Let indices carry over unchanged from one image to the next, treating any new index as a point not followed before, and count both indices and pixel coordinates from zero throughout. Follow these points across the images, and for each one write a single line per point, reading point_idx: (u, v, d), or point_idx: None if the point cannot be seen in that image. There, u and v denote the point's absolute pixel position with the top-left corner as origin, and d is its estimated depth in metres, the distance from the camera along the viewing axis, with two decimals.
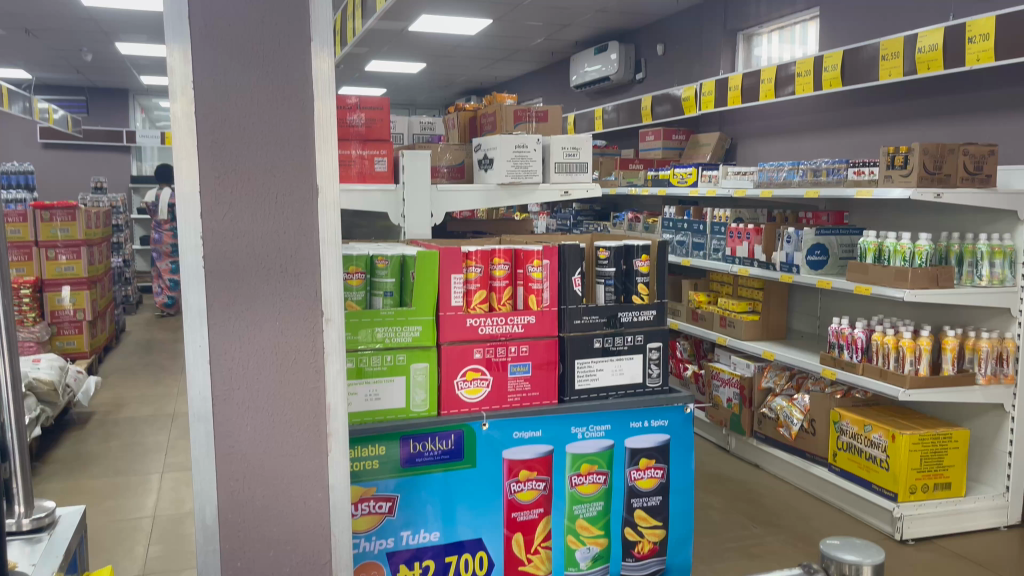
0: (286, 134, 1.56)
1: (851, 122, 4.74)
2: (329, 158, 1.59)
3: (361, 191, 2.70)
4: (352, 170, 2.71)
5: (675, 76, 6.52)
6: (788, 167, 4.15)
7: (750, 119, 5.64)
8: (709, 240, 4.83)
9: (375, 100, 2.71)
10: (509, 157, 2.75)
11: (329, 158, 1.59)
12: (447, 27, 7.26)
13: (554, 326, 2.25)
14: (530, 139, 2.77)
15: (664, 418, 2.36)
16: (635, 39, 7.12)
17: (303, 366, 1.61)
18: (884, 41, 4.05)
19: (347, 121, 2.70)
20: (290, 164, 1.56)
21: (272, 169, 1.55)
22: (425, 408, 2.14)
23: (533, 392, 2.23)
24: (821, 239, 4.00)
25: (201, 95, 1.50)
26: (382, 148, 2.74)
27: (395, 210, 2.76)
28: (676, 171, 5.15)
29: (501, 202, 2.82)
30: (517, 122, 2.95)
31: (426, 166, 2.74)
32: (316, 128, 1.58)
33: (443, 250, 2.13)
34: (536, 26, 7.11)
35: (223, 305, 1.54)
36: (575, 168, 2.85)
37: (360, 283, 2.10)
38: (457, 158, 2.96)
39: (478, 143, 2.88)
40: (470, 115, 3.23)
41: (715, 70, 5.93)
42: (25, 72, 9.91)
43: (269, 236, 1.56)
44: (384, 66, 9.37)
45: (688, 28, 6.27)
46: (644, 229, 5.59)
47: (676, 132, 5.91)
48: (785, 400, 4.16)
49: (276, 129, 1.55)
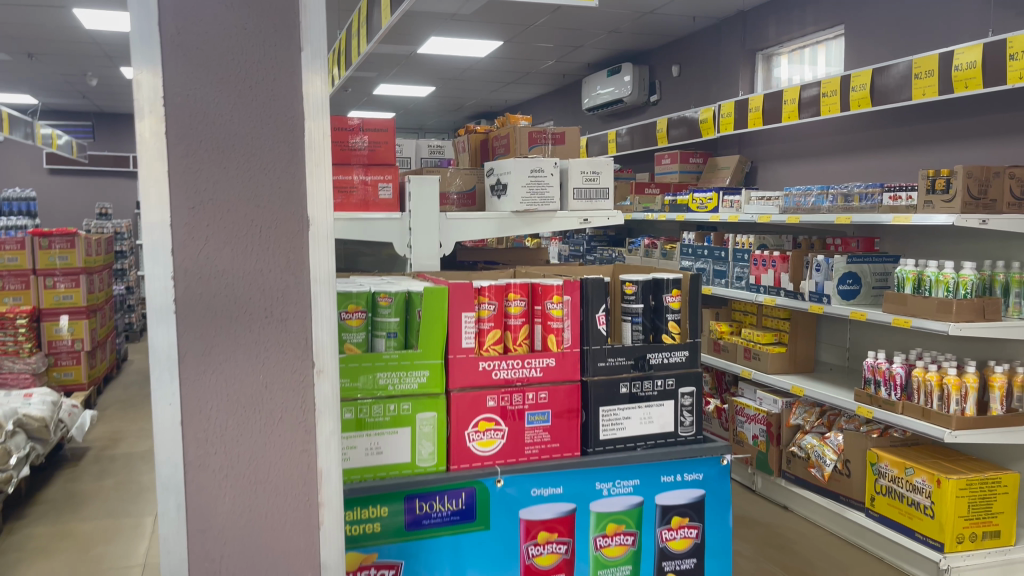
0: (271, 157, 1.35)
1: (879, 144, 4.52)
2: (322, 184, 1.38)
3: (365, 220, 2.49)
4: (354, 197, 2.49)
5: (690, 98, 6.34)
6: (816, 191, 3.92)
7: (770, 141, 5.43)
8: (732, 267, 4.60)
9: (378, 120, 2.46)
10: (525, 183, 2.54)
11: (322, 184, 1.38)
12: (456, 49, 7.12)
13: (576, 369, 2.02)
14: (547, 163, 2.57)
15: (698, 470, 2.12)
16: (648, 60, 6.95)
17: (291, 425, 1.39)
18: (917, 58, 3.83)
19: (349, 144, 2.47)
20: (275, 191, 1.35)
21: (255, 198, 1.34)
22: (432, 463, 1.92)
23: (552, 443, 2.01)
24: (852, 267, 3.77)
25: (172, 110, 1.29)
26: (387, 173, 2.51)
27: (401, 240, 2.54)
28: (695, 196, 4.94)
29: (515, 231, 2.60)
30: (532, 145, 2.75)
31: (433, 192, 2.52)
32: (306, 151, 1.36)
33: (453, 285, 1.92)
34: (547, 47, 6.95)
35: (198, 355, 1.33)
36: (595, 193, 2.64)
37: (360, 322, 1.88)
38: (468, 183, 2.75)
39: (490, 168, 2.67)
40: (481, 138, 3.03)
41: (734, 91, 5.72)
42: (30, 97, 9.82)
43: (251, 275, 1.34)
44: (392, 90, 9.23)
45: (704, 48, 6.09)
46: (661, 256, 5.34)
47: (694, 155, 5.70)
48: (817, 438, 3.90)
49: (259, 152, 1.34)
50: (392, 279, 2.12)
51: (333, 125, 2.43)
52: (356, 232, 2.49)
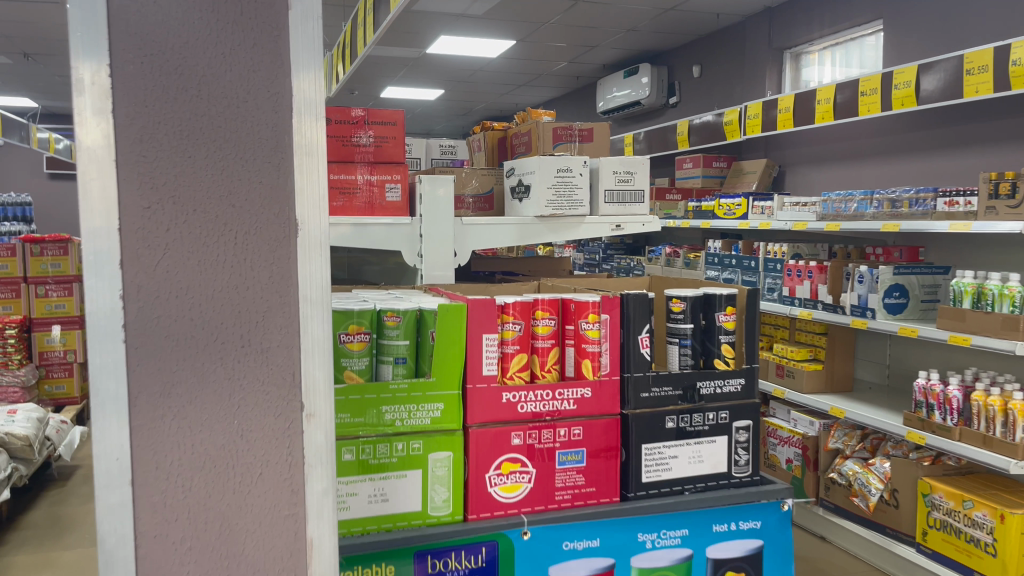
0: (250, 145, 1.06)
1: (920, 147, 4.22)
2: (315, 177, 1.09)
3: (370, 226, 2.18)
4: (358, 200, 2.19)
5: (712, 100, 6.06)
6: (858, 197, 3.62)
7: (799, 144, 5.13)
8: (762, 278, 4.29)
9: (385, 113, 2.17)
10: (551, 184, 2.26)
11: (316, 177, 1.09)
12: (467, 49, 6.85)
13: (615, 401, 1.73)
14: (575, 162, 2.28)
15: (755, 518, 1.82)
16: (667, 61, 6.68)
17: (272, 484, 1.09)
18: (969, 53, 3.54)
19: (351, 140, 2.17)
20: (255, 187, 1.06)
21: (229, 196, 1.05)
22: (446, 511, 1.62)
23: (587, 488, 1.71)
24: (900, 279, 3.46)
25: (122, 81, 1.00)
26: (395, 173, 2.22)
27: (411, 248, 2.24)
28: (722, 202, 4.65)
29: (539, 238, 2.31)
30: (556, 142, 2.47)
31: (448, 194, 2.22)
32: (294, 137, 1.08)
33: (473, 302, 1.63)
34: (562, 47, 6.68)
35: (155, 395, 1.04)
36: (629, 197, 2.35)
37: (362, 346, 1.59)
38: (485, 185, 2.46)
39: (510, 167, 2.38)
40: (499, 135, 2.73)
41: (760, 91, 5.43)
42: (30, 100, 9.60)
43: (223, 297, 1.06)
44: (400, 92, 8.96)
45: (728, 48, 5.81)
46: (684, 264, 5.04)
47: (717, 159, 5.44)
48: (859, 464, 3.59)
49: (234, 137, 1.05)
50: (400, 293, 1.83)
51: (335, 117, 2.13)
52: (359, 240, 2.18)
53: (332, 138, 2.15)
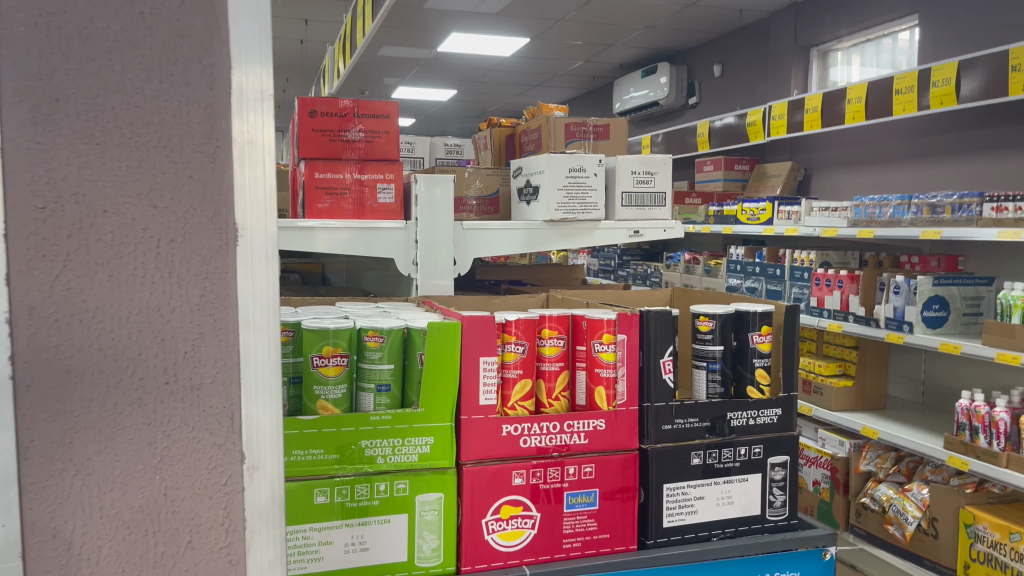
0: (176, 129, 0.83)
1: (958, 149, 3.97)
2: (260, 171, 0.87)
3: (359, 229, 1.95)
4: (346, 200, 1.97)
5: (734, 100, 5.83)
6: (894, 202, 3.37)
7: (826, 147, 4.89)
8: (788, 287, 4.03)
9: (377, 105, 1.96)
10: (562, 185, 2.03)
11: (261, 171, 0.87)
12: (480, 48, 6.65)
13: (633, 434, 1.50)
14: (590, 161, 2.05)
15: (793, 568, 1.58)
16: (686, 60, 6.44)
17: (203, 555, 0.87)
18: (1016, 47, 3.29)
19: (339, 134, 1.96)
20: (184, 183, 0.84)
21: (149, 193, 0.82)
22: (436, 562, 1.40)
23: (600, 534, 1.48)
24: (940, 290, 3.20)
25: (8, 47, 0.76)
26: (388, 171, 1.99)
27: (406, 256, 2.00)
28: (745, 207, 4.41)
29: (549, 245, 2.07)
30: (569, 139, 2.25)
31: (446, 196, 1.98)
32: (232, 118, 0.85)
33: (469, 319, 1.40)
34: (578, 46, 6.46)
35: (54, 445, 0.80)
36: (649, 200, 2.12)
37: (339, 371, 1.36)
38: (490, 186, 2.24)
39: (517, 166, 2.15)
40: (507, 131, 2.50)
41: (784, 92, 5.18)
42: None
43: (142, 323, 0.82)
44: (413, 93, 8.76)
45: (751, 46, 5.58)
46: (704, 272, 4.78)
47: (740, 161, 5.19)
48: (894, 489, 3.37)
49: (157, 119, 0.83)
50: (388, 309, 1.60)
51: (322, 108, 1.94)
52: (348, 245, 1.95)
53: (318, 132, 1.94)
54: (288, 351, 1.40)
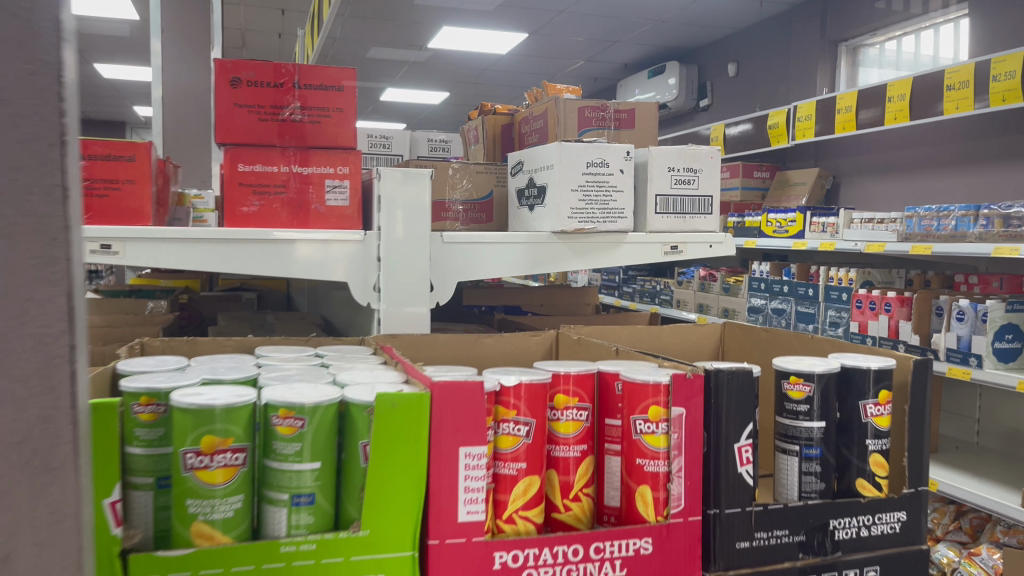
0: None
1: (1011, 153, 3.46)
2: None
3: (290, 240, 1.36)
4: (281, 204, 1.37)
5: (750, 101, 5.36)
6: (957, 211, 2.87)
7: (855, 151, 4.40)
8: (823, 310, 3.51)
9: (326, 72, 1.38)
10: (577, 185, 1.49)
11: None
12: (472, 44, 6.14)
13: (695, 557, 0.99)
14: (615, 153, 1.50)
15: None
16: (697, 59, 5.96)
17: None
18: None
19: (273, 111, 1.36)
20: None
21: None
22: None
23: None
24: (1014, 318, 2.69)
25: None
26: (344, 164, 1.40)
27: (364, 279, 1.42)
28: (771, 216, 3.92)
29: (553, 267, 1.52)
30: (583, 127, 1.75)
31: (414, 196, 1.41)
32: None
33: (444, 386, 0.89)
34: (579, 42, 5.95)
35: None
36: (690, 206, 1.60)
37: (229, 474, 0.83)
38: (479, 188, 1.73)
39: (516, 160, 1.62)
40: (504, 121, 2.00)
41: (810, 91, 4.71)
42: None
43: None
44: (403, 95, 8.25)
45: (772, 41, 5.10)
46: (722, 290, 4.26)
47: (758, 167, 4.66)
48: (956, 551, 2.86)
49: None
50: (327, 366, 1.08)
51: (249, 75, 1.35)
52: (284, 264, 1.36)
53: (241, 106, 1.35)
54: (154, 438, 0.88)
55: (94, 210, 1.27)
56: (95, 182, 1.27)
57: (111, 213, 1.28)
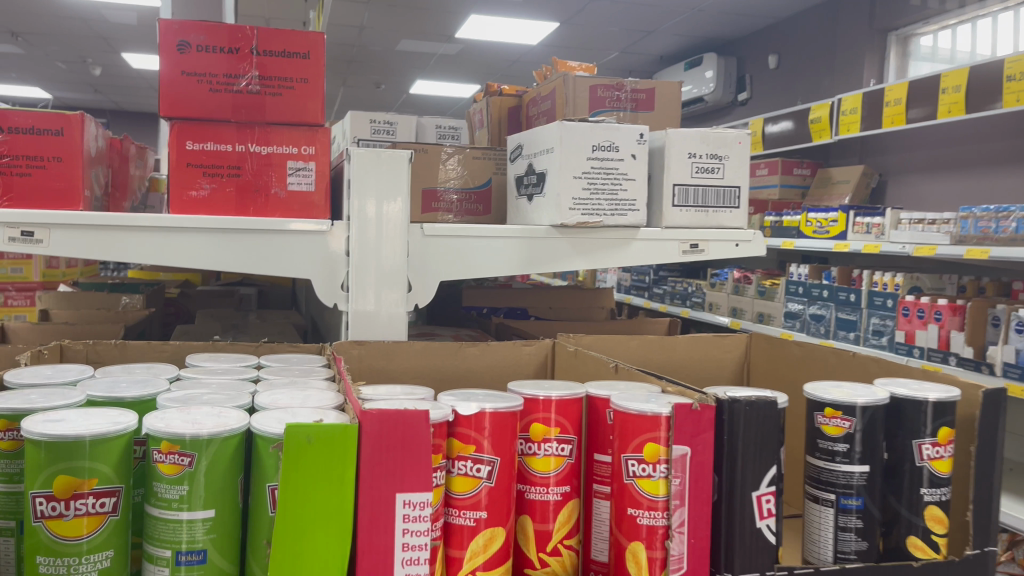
0: None
1: None
2: None
3: (245, 229, 1.18)
4: (237, 188, 1.20)
5: (792, 95, 5.09)
6: (1018, 212, 2.59)
7: (904, 147, 4.12)
8: (865, 317, 3.26)
9: (290, 38, 1.20)
10: (583, 171, 1.27)
11: None
12: (503, 33, 5.93)
13: None
14: (626, 135, 1.29)
15: None
16: (736, 51, 5.70)
17: None
18: None
19: (226, 80, 1.18)
20: None
21: None
22: None
23: None
24: None
25: None
26: (309, 143, 1.23)
27: (330, 277, 1.23)
28: (810, 216, 3.66)
29: (551, 265, 1.32)
30: (594, 109, 1.55)
31: (388, 182, 1.22)
32: None
33: (378, 415, 0.70)
34: (613, 32, 5.72)
35: None
36: (713, 197, 1.38)
37: (96, 524, 0.65)
38: (476, 176, 1.54)
39: (516, 143, 1.42)
40: (511, 102, 1.81)
41: (856, 83, 4.43)
42: (41, 91, 8.85)
43: None
44: (434, 87, 8.07)
45: (816, 31, 4.83)
46: (757, 294, 4.01)
47: (799, 164, 4.40)
48: None
49: None
50: (258, 384, 0.89)
51: (198, 39, 1.17)
52: (236, 256, 1.18)
53: (190, 74, 1.16)
54: (15, 471, 0.70)
55: (14, 192, 1.11)
56: (15, 159, 1.10)
57: (34, 195, 1.11)
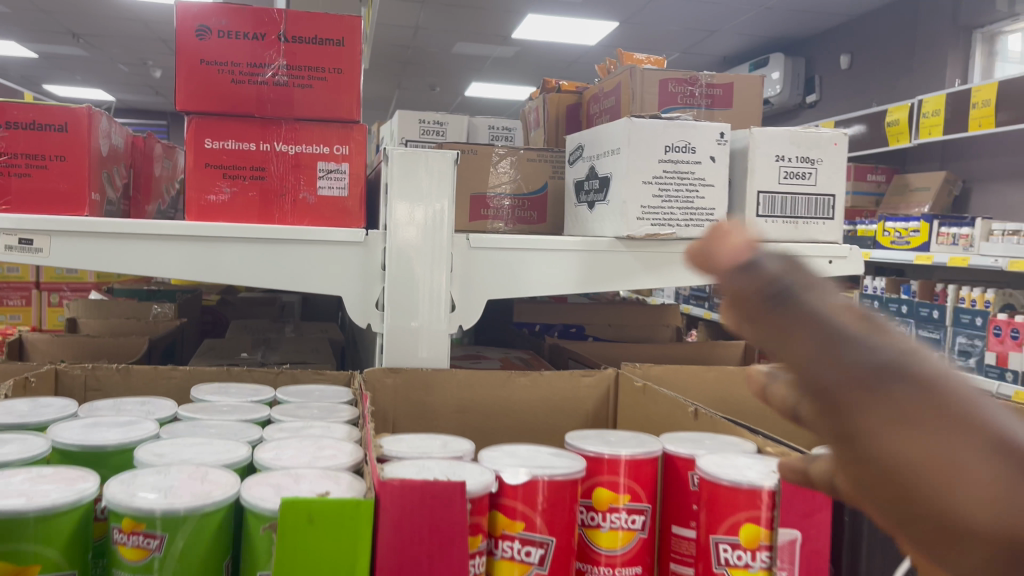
0: None
1: None
2: None
3: (268, 240, 1.04)
4: (261, 193, 1.06)
5: (865, 97, 4.82)
6: None
7: (991, 153, 3.84)
8: (950, 336, 3.00)
9: (324, 21, 1.06)
10: (655, 175, 1.10)
11: None
12: (560, 34, 5.78)
13: None
14: (704, 134, 1.12)
15: None
16: (805, 51, 5.45)
17: None
18: None
19: (249, 70, 1.05)
20: None
21: None
22: None
23: None
24: None
25: None
26: (342, 141, 1.08)
27: (364, 294, 1.09)
28: (888, 225, 3.41)
29: (614, 284, 1.15)
30: (666, 106, 1.37)
31: (430, 185, 1.07)
32: None
33: (401, 486, 0.54)
34: (675, 32, 5.51)
35: None
36: (804, 206, 1.19)
37: None
38: (531, 180, 1.38)
39: (577, 143, 1.25)
40: (571, 99, 1.64)
41: (937, 83, 4.15)
42: (104, 93, 8.97)
43: None
44: (489, 90, 7.94)
45: (894, 29, 4.55)
46: None
47: (873, 170, 4.15)
48: None
49: None
50: (266, 428, 0.74)
51: (220, 22, 1.04)
52: (259, 270, 1.04)
53: (210, 63, 1.03)
54: None
55: (13, 194, 1.00)
56: (13, 157, 0.99)
57: (34, 198, 1.00)
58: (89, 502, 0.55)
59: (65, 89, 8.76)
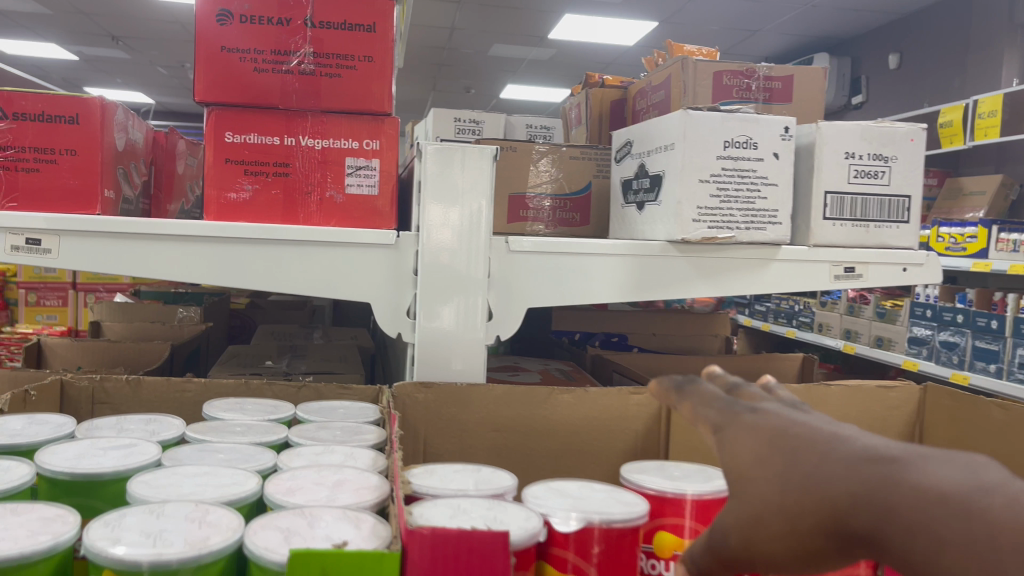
0: None
1: None
2: None
3: (292, 241, 0.96)
4: (285, 191, 0.98)
5: (915, 97, 4.65)
6: None
7: None
8: (1010, 348, 2.84)
9: (354, 6, 0.99)
10: (713, 173, 1.01)
11: None
12: (598, 34, 5.67)
13: None
14: (766, 128, 1.02)
15: None
16: (851, 50, 5.28)
17: None
18: None
19: (272, 57, 0.97)
20: None
21: None
22: None
23: None
24: None
25: None
26: (372, 135, 1.00)
27: (395, 300, 1.00)
28: (943, 231, 3.26)
29: (665, 291, 1.06)
30: (720, 99, 1.27)
31: (466, 184, 0.98)
32: None
33: (431, 537, 0.46)
34: (716, 31, 5.37)
35: None
36: (876, 206, 1.09)
37: None
38: (574, 180, 1.29)
39: (625, 138, 1.16)
40: (615, 93, 1.54)
41: (993, 83, 3.98)
42: (144, 95, 9.03)
43: None
44: (524, 91, 7.84)
45: (946, 27, 4.38)
46: (876, 316, 3.59)
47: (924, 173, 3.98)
48: None
49: None
50: (279, 454, 0.66)
51: (242, 6, 0.96)
52: (282, 274, 0.96)
53: (231, 50, 0.96)
54: None
55: (19, 190, 0.93)
56: (20, 151, 0.93)
57: (42, 195, 0.93)
58: (67, 548, 0.48)
59: (105, 91, 8.83)
